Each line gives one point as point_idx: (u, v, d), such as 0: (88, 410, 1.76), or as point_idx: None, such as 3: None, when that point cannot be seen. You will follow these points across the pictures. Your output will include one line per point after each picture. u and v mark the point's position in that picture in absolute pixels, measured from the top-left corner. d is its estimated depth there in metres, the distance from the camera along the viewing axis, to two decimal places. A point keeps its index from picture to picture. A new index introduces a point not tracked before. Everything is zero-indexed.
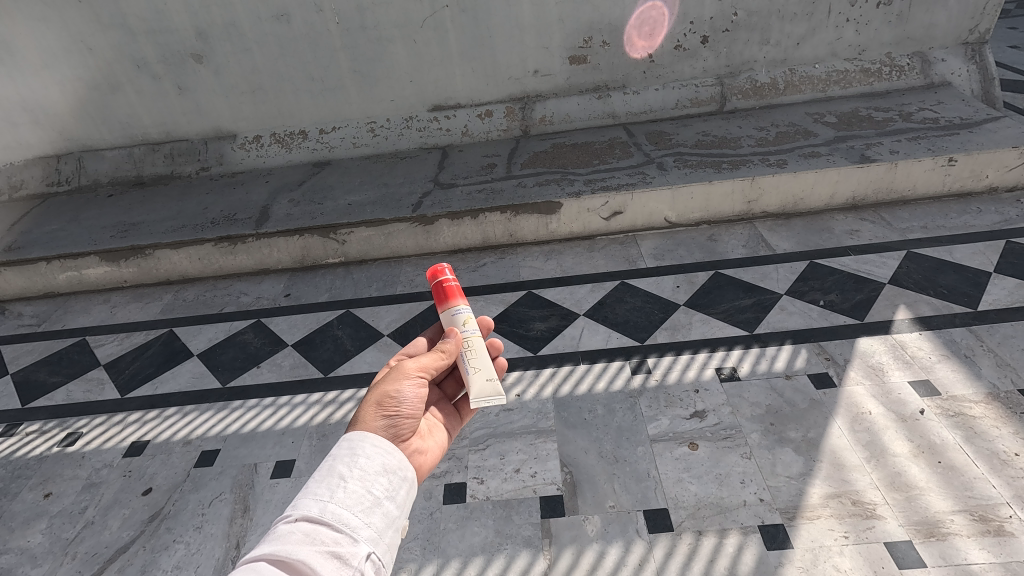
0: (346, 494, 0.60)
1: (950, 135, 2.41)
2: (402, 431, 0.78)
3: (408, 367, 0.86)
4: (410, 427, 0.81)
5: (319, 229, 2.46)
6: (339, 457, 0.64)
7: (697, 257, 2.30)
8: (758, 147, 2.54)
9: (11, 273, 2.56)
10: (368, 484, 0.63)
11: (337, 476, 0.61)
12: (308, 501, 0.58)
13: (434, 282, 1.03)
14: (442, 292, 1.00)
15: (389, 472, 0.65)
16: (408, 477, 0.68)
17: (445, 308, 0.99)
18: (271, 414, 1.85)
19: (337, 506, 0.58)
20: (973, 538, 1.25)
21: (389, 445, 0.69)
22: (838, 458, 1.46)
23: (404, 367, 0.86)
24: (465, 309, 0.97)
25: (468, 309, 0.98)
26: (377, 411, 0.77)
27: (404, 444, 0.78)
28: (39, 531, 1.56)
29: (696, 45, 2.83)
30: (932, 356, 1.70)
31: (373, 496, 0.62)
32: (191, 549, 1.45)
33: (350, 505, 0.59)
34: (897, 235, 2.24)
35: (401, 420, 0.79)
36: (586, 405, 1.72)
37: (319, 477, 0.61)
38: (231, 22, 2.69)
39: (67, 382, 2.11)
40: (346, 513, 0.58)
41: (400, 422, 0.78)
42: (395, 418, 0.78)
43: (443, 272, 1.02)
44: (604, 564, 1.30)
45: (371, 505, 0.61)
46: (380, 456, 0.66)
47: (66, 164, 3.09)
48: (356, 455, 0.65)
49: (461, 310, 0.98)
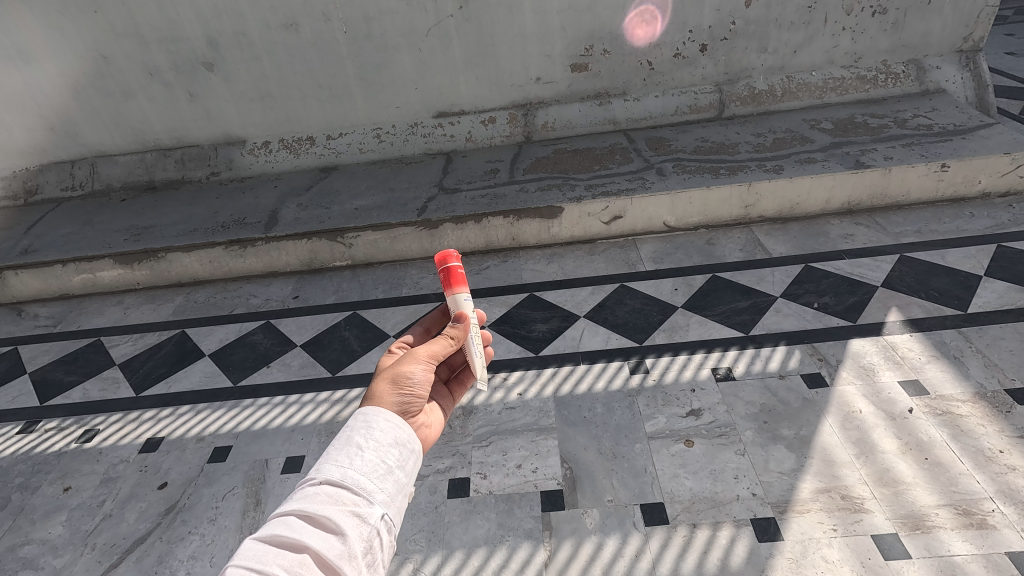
0: (363, 462, 0.65)
1: (943, 141, 2.47)
2: (412, 407, 0.82)
3: (419, 352, 0.90)
4: (419, 404, 0.85)
5: (327, 232, 2.52)
6: (356, 428, 0.69)
7: (695, 261, 2.36)
8: (755, 153, 2.60)
9: (27, 275, 2.63)
10: (382, 455, 0.67)
11: (355, 446, 0.66)
12: (330, 466, 0.63)
13: (441, 266, 1.04)
14: (450, 278, 1.02)
15: (401, 445, 0.69)
16: (416, 450, 0.73)
17: (451, 294, 1.02)
18: (281, 411, 1.91)
19: (355, 473, 0.63)
20: (956, 530, 1.30)
21: (400, 419, 0.73)
22: (828, 455, 1.51)
23: (416, 352, 0.90)
24: (469, 298, 1.01)
25: (471, 299, 1.02)
26: (392, 388, 0.81)
27: (413, 420, 0.82)
28: (60, 523, 1.62)
29: (695, 53, 2.89)
30: (921, 357, 1.75)
31: (386, 465, 0.66)
32: (206, 539, 1.51)
33: (367, 472, 0.64)
34: (891, 239, 2.30)
35: (413, 397, 0.83)
36: (586, 404, 1.77)
37: (338, 445, 0.66)
38: (242, 31, 2.76)
39: (83, 381, 2.18)
40: (364, 479, 0.63)
41: (412, 399, 0.83)
42: (408, 396, 0.82)
43: (452, 258, 1.03)
44: (602, 555, 1.35)
45: (385, 473, 0.66)
46: (392, 430, 0.70)
47: (80, 169, 3.17)
48: (371, 428, 0.69)
49: (465, 298, 1.02)
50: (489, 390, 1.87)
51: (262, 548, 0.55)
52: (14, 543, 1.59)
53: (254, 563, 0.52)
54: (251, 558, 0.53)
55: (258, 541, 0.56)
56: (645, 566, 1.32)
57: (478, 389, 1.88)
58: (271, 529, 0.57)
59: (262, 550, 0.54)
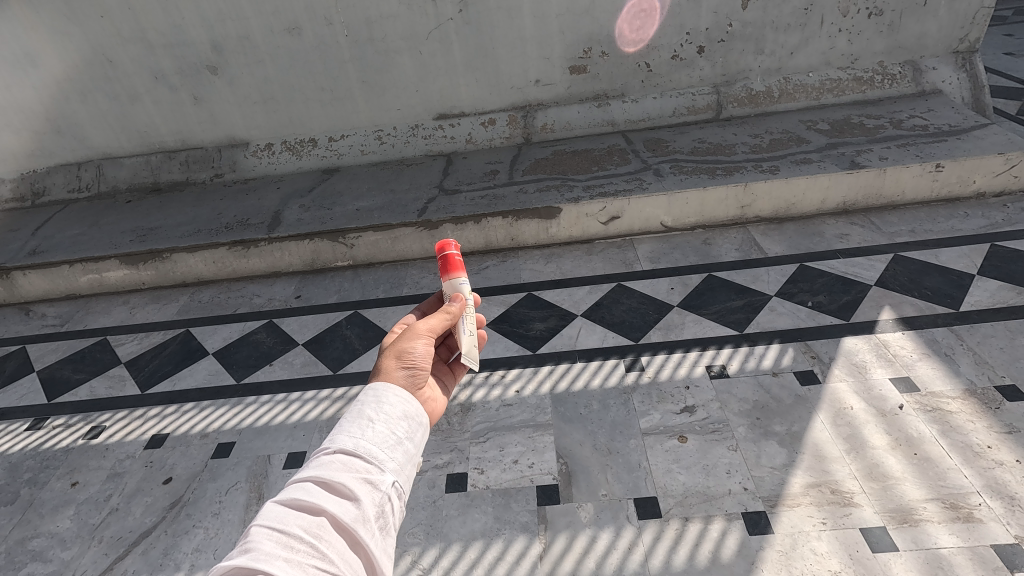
0: (375, 433, 0.66)
1: (938, 142, 2.49)
2: (419, 379, 0.84)
3: (418, 329, 0.92)
4: (425, 377, 0.87)
5: (329, 233, 2.56)
6: (366, 402, 0.70)
7: (692, 260, 2.39)
8: (752, 154, 2.62)
9: (35, 276, 2.68)
10: (392, 427, 0.68)
11: (366, 418, 0.68)
12: (343, 437, 0.64)
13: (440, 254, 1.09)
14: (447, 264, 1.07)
15: (409, 418, 0.71)
16: (424, 423, 0.75)
17: (447, 279, 1.07)
18: (284, 408, 1.95)
19: (367, 443, 0.65)
20: (945, 524, 1.32)
21: (408, 393, 0.75)
22: (819, 450, 1.53)
23: (415, 328, 0.91)
24: (465, 283, 1.06)
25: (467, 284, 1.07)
26: (397, 362, 0.83)
27: (421, 391, 0.84)
28: (68, 517, 1.66)
29: (693, 55, 2.92)
30: (913, 354, 1.78)
31: (396, 437, 0.68)
32: (210, 533, 1.55)
33: (378, 443, 0.66)
34: (885, 238, 2.32)
35: (418, 371, 0.85)
36: (582, 401, 1.80)
37: (351, 417, 0.67)
38: (246, 35, 2.81)
39: (90, 379, 2.22)
40: (376, 449, 0.65)
41: (418, 371, 0.84)
42: (414, 369, 0.84)
43: (451, 247, 1.09)
44: (596, 548, 1.38)
45: (395, 443, 0.68)
46: (402, 403, 0.72)
47: (86, 171, 3.22)
48: (381, 402, 0.71)
49: (461, 283, 1.07)
50: (486, 387, 1.91)
51: (281, 510, 0.56)
52: (24, 536, 1.63)
53: (275, 525, 0.54)
54: (271, 520, 0.55)
55: (276, 504, 0.58)
56: (637, 559, 1.35)
57: (476, 386, 1.92)
58: (289, 493, 0.58)
59: (281, 512, 0.56)
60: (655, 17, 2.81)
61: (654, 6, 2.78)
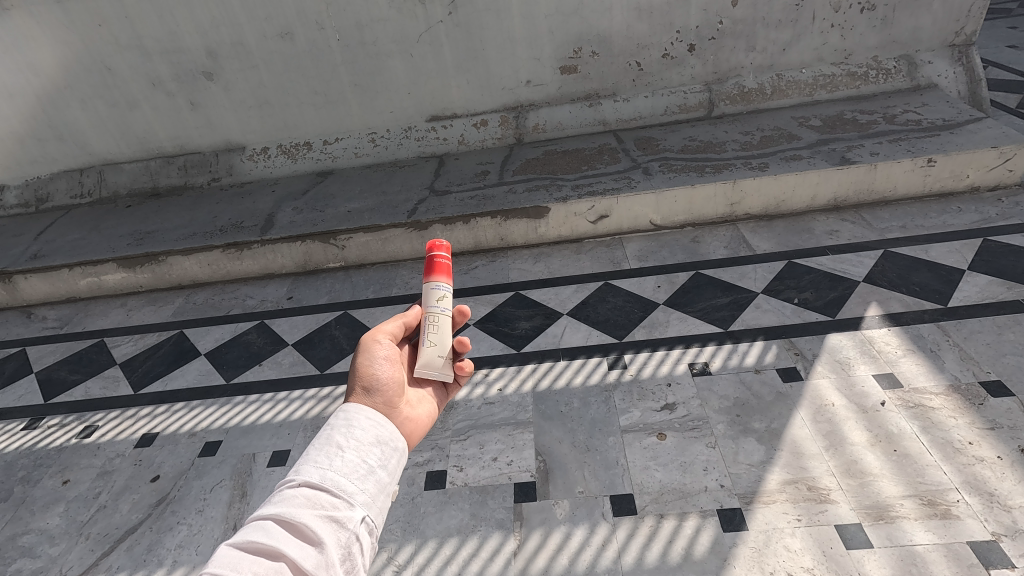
0: (344, 462, 0.65)
1: (931, 136, 2.46)
2: (389, 399, 0.83)
3: (375, 335, 0.93)
4: (396, 394, 0.85)
5: (320, 235, 2.59)
6: (336, 428, 0.70)
7: (680, 258, 2.38)
8: (742, 151, 2.61)
9: (36, 279, 2.74)
10: (363, 454, 0.68)
11: (335, 446, 0.66)
12: (309, 468, 0.63)
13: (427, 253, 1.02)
14: (430, 265, 0.99)
15: (382, 443, 0.70)
16: (399, 448, 0.74)
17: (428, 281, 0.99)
18: (271, 407, 1.97)
19: (335, 474, 0.63)
20: (920, 520, 1.31)
21: (382, 417, 0.75)
22: (798, 447, 1.52)
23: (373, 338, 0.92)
24: (439, 289, 0.97)
25: (446, 289, 0.98)
26: (360, 386, 0.82)
27: (395, 410, 0.82)
28: (57, 514, 1.70)
29: (683, 53, 2.92)
30: (898, 350, 1.76)
31: (367, 465, 0.67)
32: (193, 529, 1.57)
33: (347, 473, 0.64)
34: (875, 235, 2.30)
35: (384, 391, 0.83)
36: (563, 399, 1.81)
37: (318, 445, 0.66)
38: (240, 41, 2.85)
39: (86, 379, 2.27)
40: (344, 481, 0.63)
41: (383, 390, 0.83)
42: (379, 388, 0.83)
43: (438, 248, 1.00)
44: (569, 544, 1.38)
45: (366, 473, 0.66)
46: (373, 428, 0.71)
47: (88, 177, 3.28)
48: (352, 426, 0.70)
49: (439, 288, 0.98)
50: (469, 386, 1.92)
51: (237, 554, 0.54)
52: (14, 532, 1.66)
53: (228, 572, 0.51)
54: (224, 565, 0.52)
55: (232, 547, 0.55)
56: (610, 555, 1.34)
57: None
58: (248, 534, 0.56)
59: (235, 558, 0.53)
60: (643, 15, 2.81)
61: (643, 5, 2.78)
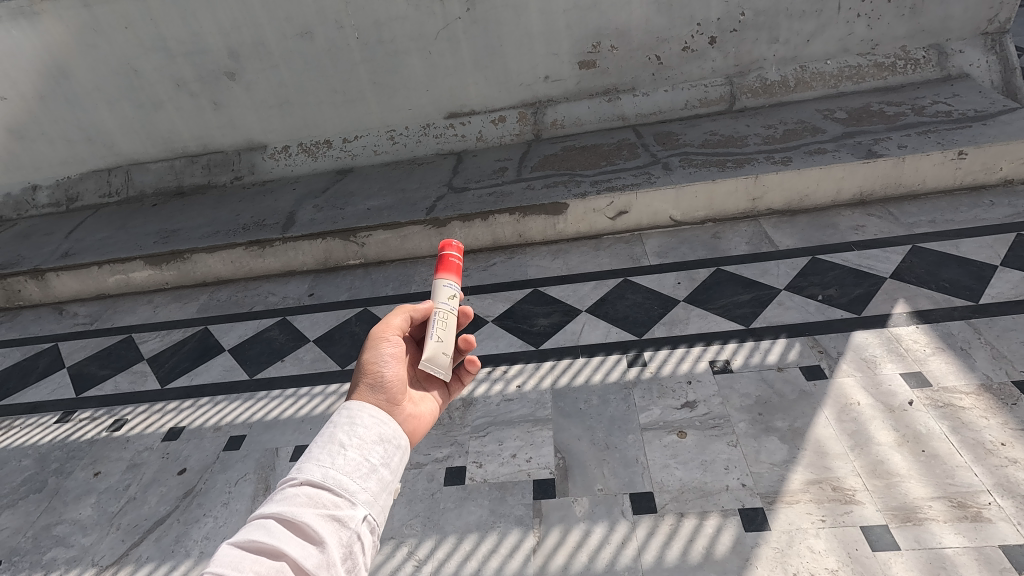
0: (346, 461, 0.66)
1: (961, 128, 2.39)
2: (392, 396, 0.83)
3: (382, 329, 0.91)
4: (400, 392, 0.85)
5: (340, 232, 2.62)
6: (339, 425, 0.70)
7: (700, 254, 2.36)
8: (764, 145, 2.56)
9: (67, 277, 2.82)
10: (365, 453, 0.68)
11: (338, 444, 0.67)
12: (311, 467, 0.63)
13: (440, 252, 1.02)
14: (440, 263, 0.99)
15: (385, 441, 0.71)
16: (402, 446, 0.74)
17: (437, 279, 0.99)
18: (293, 403, 2.00)
19: (337, 472, 0.64)
20: (950, 522, 1.28)
21: (385, 415, 0.75)
22: (821, 446, 1.50)
23: (380, 332, 0.91)
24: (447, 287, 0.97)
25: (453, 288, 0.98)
26: (364, 382, 0.82)
27: (396, 408, 0.82)
28: (89, 505, 1.75)
29: (704, 46, 2.88)
30: (926, 349, 1.72)
31: (369, 464, 0.67)
32: (219, 522, 1.61)
33: (349, 472, 0.65)
34: (903, 229, 2.24)
35: (387, 387, 0.84)
36: (582, 396, 1.80)
37: (321, 443, 0.67)
38: (261, 41, 2.89)
39: (115, 374, 2.33)
40: (346, 479, 0.64)
41: (388, 387, 0.84)
42: (383, 385, 0.83)
43: (451, 247, 1.01)
44: (589, 542, 1.37)
45: (368, 471, 0.67)
46: (376, 426, 0.72)
47: (116, 177, 3.37)
48: (354, 424, 0.71)
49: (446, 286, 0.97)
50: (488, 382, 1.93)
51: (238, 553, 0.54)
52: (48, 522, 1.72)
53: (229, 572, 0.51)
54: (225, 565, 0.52)
55: (234, 547, 0.55)
56: (630, 553, 1.34)
57: (477, 381, 1.94)
58: (249, 534, 0.56)
59: (237, 557, 0.53)
60: (663, 9, 2.77)
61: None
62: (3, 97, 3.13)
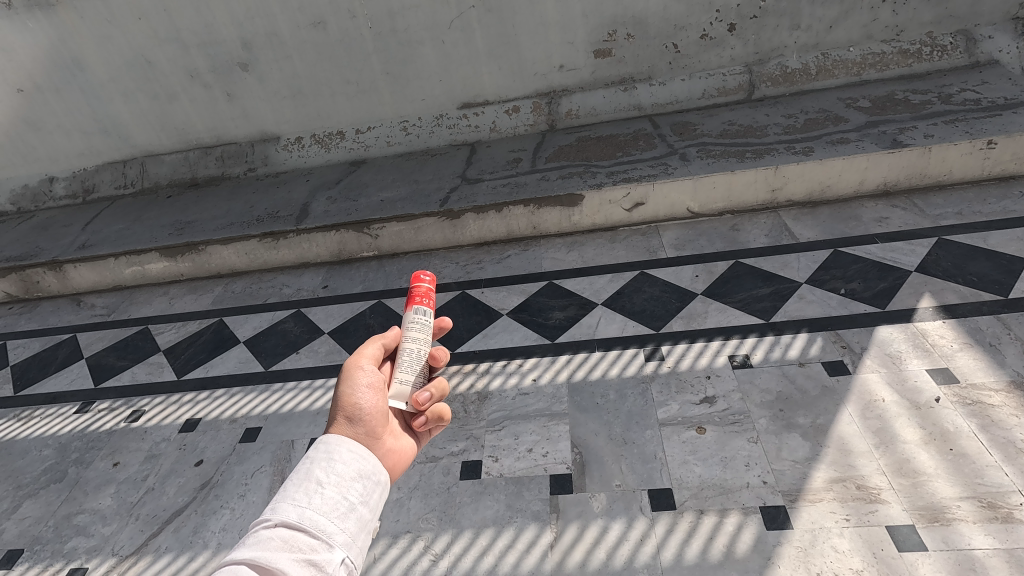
0: (323, 501, 0.64)
1: (991, 116, 2.31)
2: (373, 428, 0.81)
3: (355, 361, 0.90)
4: (381, 423, 0.83)
5: (354, 224, 2.61)
6: (317, 460, 0.69)
7: (718, 247, 2.32)
8: (785, 135, 2.51)
9: (84, 268, 2.85)
10: (344, 491, 0.67)
11: (315, 482, 0.66)
12: (287, 507, 0.62)
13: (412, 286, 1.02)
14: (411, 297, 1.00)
15: (364, 477, 0.70)
16: (380, 482, 0.73)
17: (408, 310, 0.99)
18: (308, 395, 2.00)
19: (314, 513, 0.62)
20: (979, 524, 1.24)
21: (364, 449, 0.74)
22: (845, 444, 1.47)
23: (353, 363, 0.89)
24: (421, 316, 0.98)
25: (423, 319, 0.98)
26: (341, 416, 0.80)
27: (377, 441, 0.80)
28: (108, 495, 1.76)
29: (723, 34, 2.81)
30: (954, 345, 1.67)
31: (349, 502, 0.66)
32: (236, 513, 1.61)
33: (327, 512, 0.63)
34: (928, 222, 2.19)
35: (367, 418, 0.82)
36: (599, 390, 1.78)
37: (297, 481, 0.65)
38: (274, 31, 2.87)
39: (132, 365, 2.35)
40: (323, 520, 0.62)
41: (368, 420, 0.81)
42: (360, 416, 0.81)
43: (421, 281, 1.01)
44: (606, 539, 1.36)
45: (347, 510, 0.65)
46: (355, 461, 0.71)
47: (131, 168, 3.38)
48: (333, 460, 0.70)
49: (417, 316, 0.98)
50: (503, 376, 1.91)
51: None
52: (69, 511, 1.74)
53: None
54: None
55: None
56: (648, 551, 1.32)
57: (492, 375, 1.93)
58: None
59: None
60: None
61: None
62: (20, 89, 3.14)
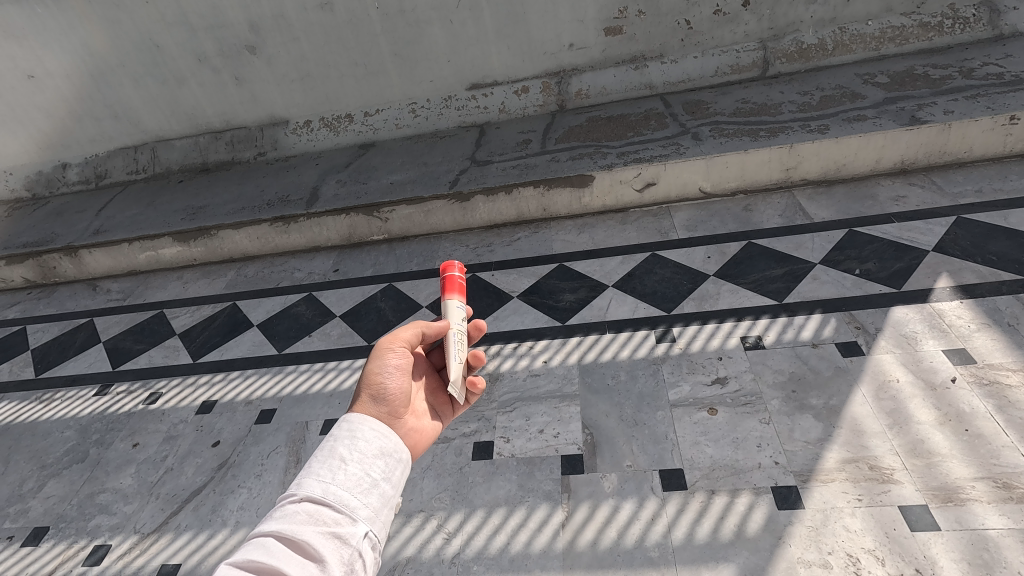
0: (347, 477, 0.65)
1: (1013, 91, 2.25)
2: (394, 408, 0.83)
3: (389, 342, 0.90)
4: (403, 404, 0.85)
5: (364, 207, 2.61)
6: (339, 438, 0.70)
7: (731, 228, 2.29)
8: (800, 113, 2.46)
9: (99, 253, 2.88)
10: (367, 467, 0.68)
11: (338, 459, 0.66)
12: (312, 482, 0.62)
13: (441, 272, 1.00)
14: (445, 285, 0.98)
15: (386, 455, 0.71)
16: (402, 459, 0.74)
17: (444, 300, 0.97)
18: (321, 377, 2.03)
19: (338, 488, 0.63)
20: (993, 504, 1.24)
21: (386, 428, 0.75)
22: (859, 425, 1.46)
23: (385, 343, 0.90)
24: (459, 303, 0.96)
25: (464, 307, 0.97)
26: (366, 393, 0.81)
27: (398, 422, 0.82)
28: (129, 475, 1.81)
29: (737, 9, 2.74)
30: (971, 324, 1.65)
31: (371, 478, 0.67)
32: (253, 493, 1.64)
33: (350, 488, 0.64)
34: (947, 200, 2.14)
35: (391, 399, 0.83)
36: (609, 371, 1.79)
37: (321, 458, 0.66)
38: (281, 13, 2.84)
39: (149, 349, 2.39)
40: (347, 496, 0.63)
41: (391, 399, 0.83)
42: (386, 398, 0.82)
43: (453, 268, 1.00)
44: (617, 518, 1.37)
45: (369, 487, 0.66)
46: (378, 439, 0.71)
47: (143, 153, 3.40)
48: (355, 438, 0.70)
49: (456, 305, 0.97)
50: (514, 358, 1.92)
51: (237, 572, 0.51)
52: (92, 490, 1.78)
53: None
54: None
55: (232, 567, 0.52)
56: (659, 530, 1.33)
57: (503, 357, 1.94)
58: (247, 553, 0.54)
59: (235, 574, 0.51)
60: None
61: None
62: (30, 75, 3.15)
